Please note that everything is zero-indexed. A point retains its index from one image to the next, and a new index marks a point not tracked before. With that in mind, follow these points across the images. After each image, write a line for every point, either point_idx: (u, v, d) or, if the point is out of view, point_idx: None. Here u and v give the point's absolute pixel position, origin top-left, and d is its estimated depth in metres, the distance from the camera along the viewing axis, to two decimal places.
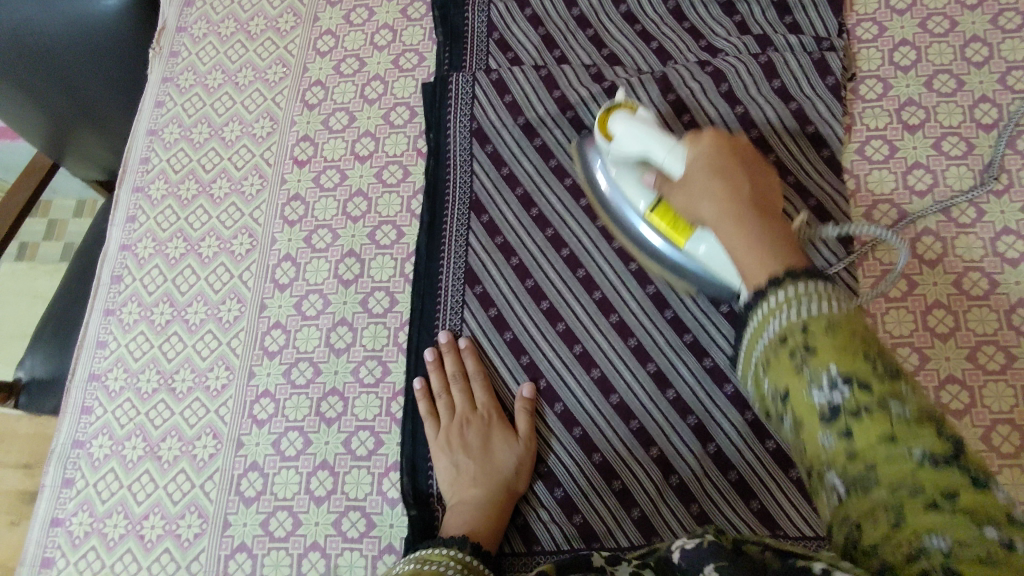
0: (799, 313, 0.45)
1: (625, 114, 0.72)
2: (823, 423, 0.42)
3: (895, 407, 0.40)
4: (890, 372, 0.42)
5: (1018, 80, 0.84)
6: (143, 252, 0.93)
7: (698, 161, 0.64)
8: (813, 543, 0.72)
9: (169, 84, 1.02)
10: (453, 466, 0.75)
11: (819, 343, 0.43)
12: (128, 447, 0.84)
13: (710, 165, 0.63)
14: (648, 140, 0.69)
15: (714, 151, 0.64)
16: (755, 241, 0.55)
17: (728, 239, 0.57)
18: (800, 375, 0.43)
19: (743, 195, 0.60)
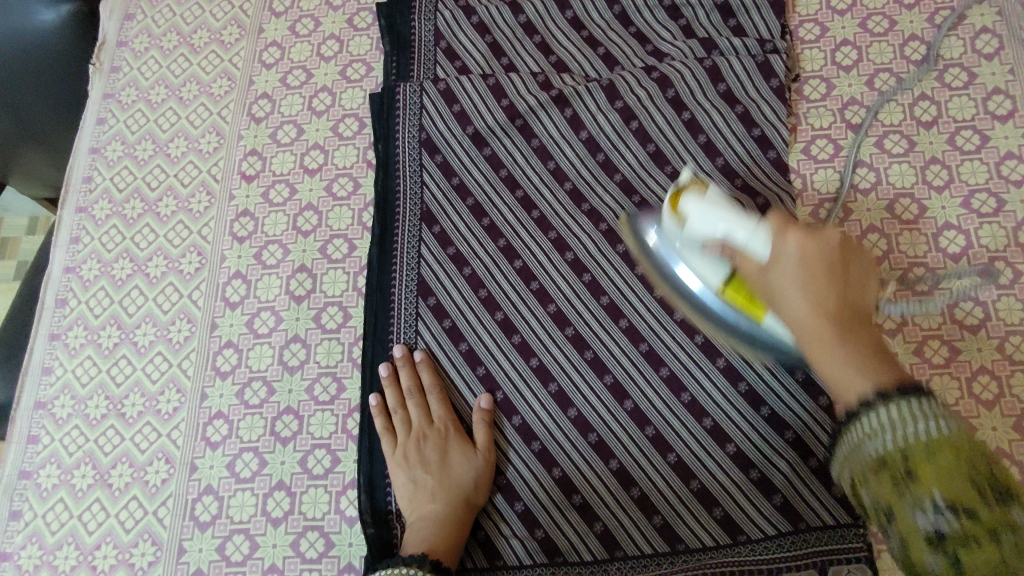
0: (897, 443, 0.47)
1: (695, 194, 0.67)
2: (931, 544, 0.44)
3: (1006, 534, 0.43)
4: (1000, 499, 0.44)
5: (955, 77, 0.85)
6: (89, 274, 0.91)
7: (787, 256, 0.58)
8: (775, 542, 0.71)
9: (111, 100, 1.00)
10: (411, 482, 0.75)
11: (919, 469, 0.45)
12: (77, 476, 0.82)
13: (798, 269, 0.57)
14: (725, 220, 0.63)
15: (808, 251, 0.57)
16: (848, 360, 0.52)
17: (820, 349, 0.54)
18: (901, 495, 0.46)
19: (838, 301, 0.55)
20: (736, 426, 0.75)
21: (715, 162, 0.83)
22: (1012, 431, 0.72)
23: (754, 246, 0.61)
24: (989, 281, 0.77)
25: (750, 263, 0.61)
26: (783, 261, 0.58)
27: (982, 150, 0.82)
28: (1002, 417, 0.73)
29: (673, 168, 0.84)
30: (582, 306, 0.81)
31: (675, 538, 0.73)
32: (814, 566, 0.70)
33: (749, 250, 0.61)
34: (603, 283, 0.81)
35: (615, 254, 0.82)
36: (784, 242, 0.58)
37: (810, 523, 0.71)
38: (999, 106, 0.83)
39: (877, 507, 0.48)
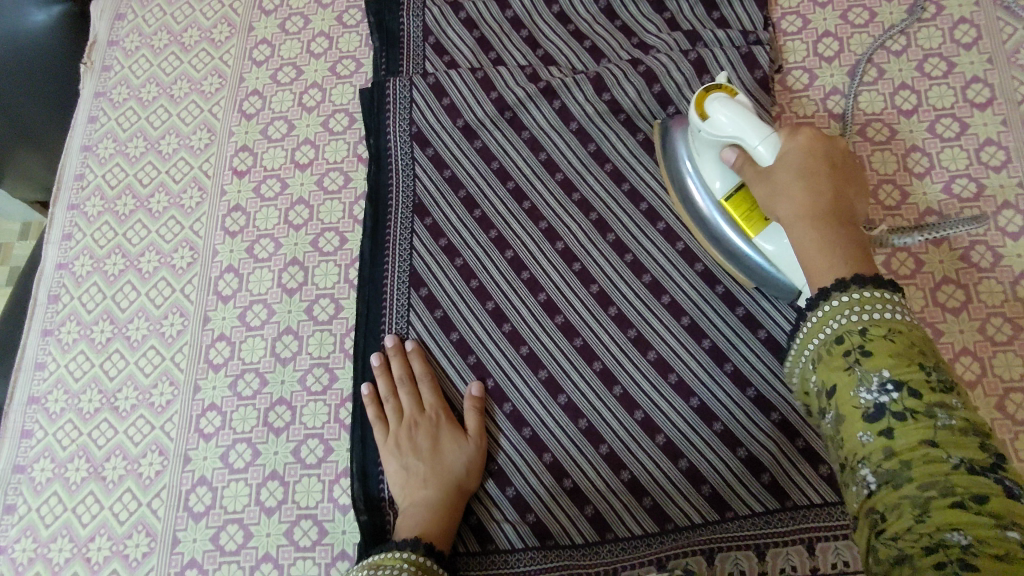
0: (859, 320, 0.56)
1: (722, 94, 0.70)
2: (868, 420, 0.52)
3: (940, 417, 0.50)
4: (941, 386, 0.52)
5: (935, 67, 0.87)
6: (81, 270, 0.91)
7: (790, 158, 0.64)
8: (762, 519, 0.72)
9: (102, 99, 1.01)
10: (403, 468, 0.75)
11: (874, 348, 0.54)
12: (71, 469, 0.82)
13: (794, 171, 0.64)
14: (743, 123, 0.67)
15: (811, 155, 0.64)
16: (819, 250, 0.61)
17: (800, 236, 0.62)
18: (850, 372, 0.55)
19: (827, 202, 0.62)
20: (724, 409, 0.76)
21: None
22: (994, 411, 0.73)
23: (762, 151, 0.66)
24: (971, 264, 0.79)
25: (754, 167, 0.67)
26: (785, 163, 0.64)
27: (962, 137, 0.84)
28: (984, 397, 0.74)
29: None
30: (572, 293, 0.82)
31: (664, 517, 0.74)
32: (800, 542, 0.71)
33: (756, 151, 0.66)
34: (593, 271, 0.82)
35: (604, 242, 0.83)
36: (790, 146, 0.65)
37: (797, 501, 0.72)
38: (978, 94, 0.85)
39: (823, 387, 0.57)
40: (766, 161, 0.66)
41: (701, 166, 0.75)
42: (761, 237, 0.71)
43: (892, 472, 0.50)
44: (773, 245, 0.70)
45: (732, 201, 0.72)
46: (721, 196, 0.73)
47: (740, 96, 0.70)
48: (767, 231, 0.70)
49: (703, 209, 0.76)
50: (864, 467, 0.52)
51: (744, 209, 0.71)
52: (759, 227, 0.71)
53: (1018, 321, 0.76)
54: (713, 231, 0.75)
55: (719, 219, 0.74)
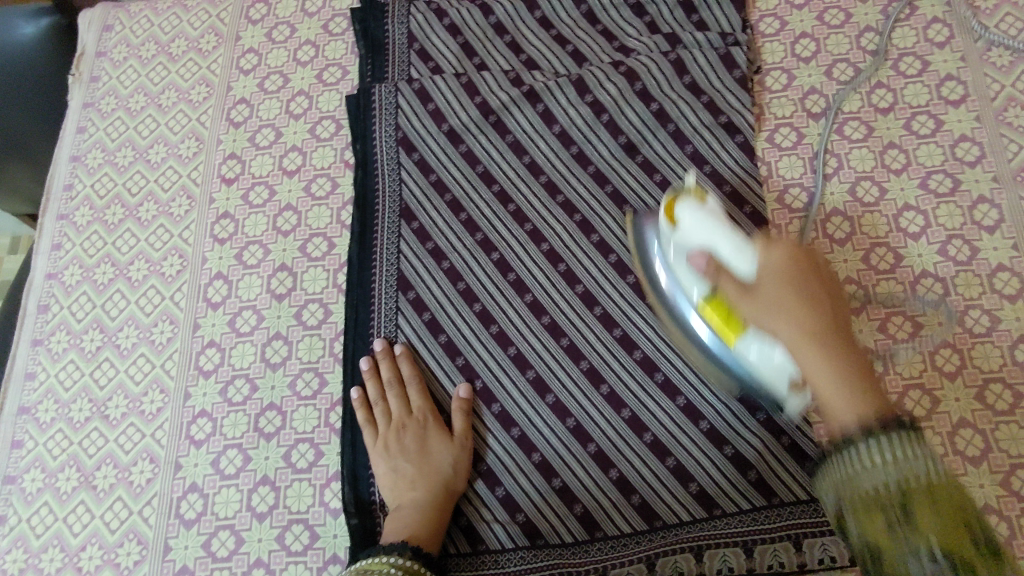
0: (893, 478, 0.48)
1: (691, 200, 0.67)
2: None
3: (980, 541, 0.45)
4: (993, 550, 0.45)
5: (909, 65, 0.89)
6: (71, 280, 0.92)
7: (772, 272, 0.60)
8: (750, 516, 0.73)
9: (90, 109, 1.01)
10: (392, 470, 0.76)
11: (914, 508, 0.47)
12: (61, 479, 0.82)
13: (778, 288, 0.59)
14: (714, 229, 0.64)
15: (794, 267, 0.60)
16: (829, 374, 0.55)
17: (810, 363, 0.56)
18: (897, 544, 0.46)
19: (825, 320, 0.57)
20: (709, 405, 0.77)
21: (684, 150, 0.86)
22: (974, 402, 0.75)
23: (735, 260, 0.62)
24: (948, 258, 0.80)
25: (731, 278, 0.62)
26: (769, 277, 0.59)
27: (937, 133, 0.85)
28: (964, 388, 0.75)
29: (643, 157, 0.86)
30: (558, 294, 0.83)
31: (652, 514, 0.75)
32: (788, 538, 0.71)
33: (729, 264, 0.62)
34: (578, 271, 0.83)
35: (589, 242, 0.84)
36: (769, 259, 0.60)
37: (784, 498, 0.73)
38: (952, 91, 0.87)
39: (863, 545, 0.48)
40: (745, 274, 0.61)
41: (676, 270, 0.70)
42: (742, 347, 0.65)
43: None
44: (758, 355, 0.64)
45: (710, 306, 0.67)
46: (699, 302, 0.68)
47: (710, 199, 0.68)
48: (747, 341, 0.64)
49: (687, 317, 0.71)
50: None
51: (722, 316, 0.66)
52: (741, 336, 0.65)
53: (995, 312, 0.77)
54: (699, 339, 0.71)
55: (701, 326, 0.70)
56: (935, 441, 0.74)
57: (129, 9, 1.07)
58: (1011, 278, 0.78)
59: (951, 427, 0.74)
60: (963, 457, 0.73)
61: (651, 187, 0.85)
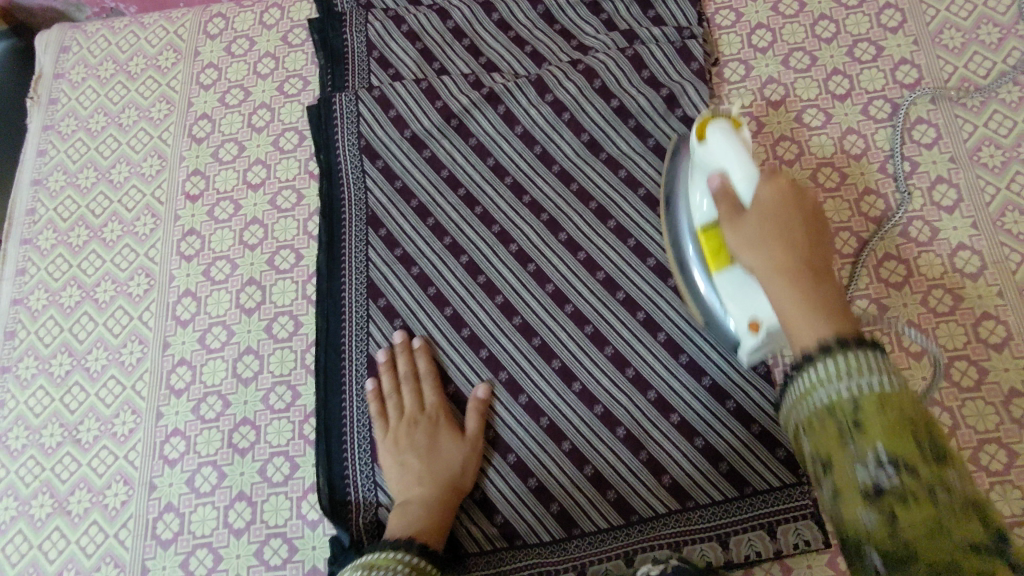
0: (846, 390, 0.46)
1: (725, 123, 0.67)
2: (867, 500, 0.42)
3: (942, 495, 0.41)
4: (938, 459, 0.43)
5: (864, 51, 0.90)
6: (37, 304, 0.91)
7: (762, 200, 0.60)
8: (725, 507, 0.74)
9: (50, 132, 1.00)
10: (399, 464, 0.76)
11: (866, 419, 0.44)
12: (35, 506, 0.81)
13: (759, 217, 0.60)
14: (736, 151, 0.64)
15: (781, 202, 0.60)
16: (793, 308, 0.54)
17: (776, 296, 0.56)
18: (843, 449, 0.44)
19: (800, 250, 0.57)
20: (679, 396, 0.77)
21: (646, 144, 0.86)
22: (941, 380, 0.76)
23: (740, 188, 0.62)
24: (909, 239, 0.81)
25: (729, 199, 0.63)
26: (758, 204, 0.60)
27: (894, 117, 0.86)
28: (930, 367, 0.76)
29: (606, 153, 0.87)
30: (528, 294, 0.83)
31: (628, 510, 0.75)
32: (761, 528, 0.72)
33: (738, 190, 0.63)
34: (547, 269, 0.84)
35: (557, 241, 0.85)
36: (764, 188, 0.61)
37: (757, 487, 0.74)
38: (906, 75, 0.88)
39: (817, 461, 0.46)
40: (742, 200, 0.62)
41: (688, 195, 0.72)
42: (724, 276, 0.67)
43: (898, 559, 0.41)
44: (732, 290, 0.66)
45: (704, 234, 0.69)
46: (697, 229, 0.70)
47: (743, 128, 0.67)
48: (730, 273, 0.66)
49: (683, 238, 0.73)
50: (870, 552, 0.42)
51: (713, 242, 0.68)
52: (724, 265, 0.67)
53: (958, 291, 0.78)
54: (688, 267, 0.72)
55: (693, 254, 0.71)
56: None
57: (86, 30, 1.06)
58: (971, 256, 0.79)
59: None
60: None
61: (616, 182, 0.86)
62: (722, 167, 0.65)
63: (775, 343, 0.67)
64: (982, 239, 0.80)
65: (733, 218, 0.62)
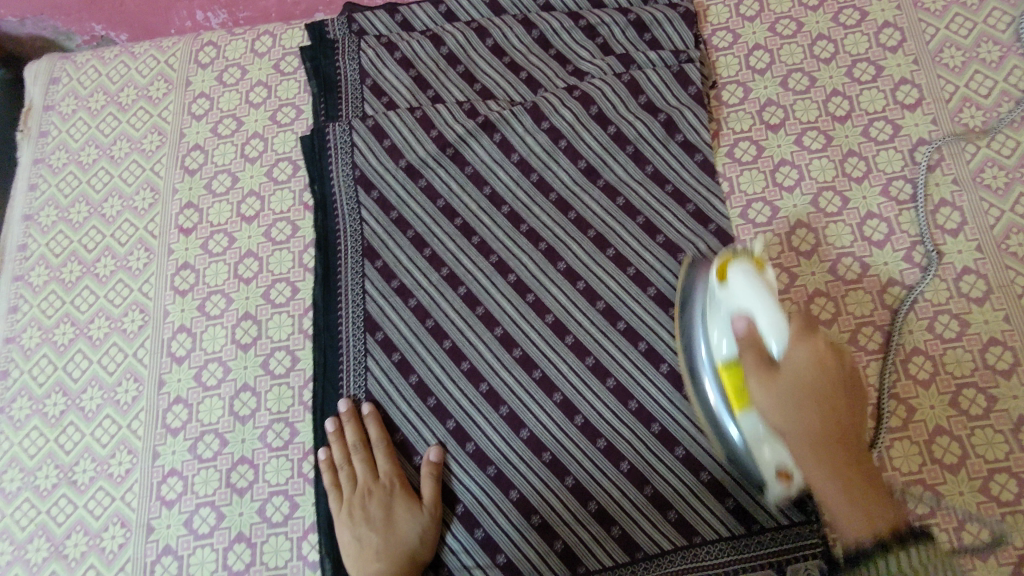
0: None
1: (748, 265, 0.66)
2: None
3: None
4: None
5: (864, 72, 0.89)
6: (30, 343, 0.90)
7: (798, 365, 0.58)
8: (732, 543, 0.73)
9: (41, 165, 0.99)
10: (356, 540, 0.74)
11: None
12: (31, 550, 0.80)
13: (795, 384, 0.58)
14: (767, 302, 0.63)
15: (818, 364, 0.58)
16: (842, 502, 0.55)
17: (813, 476, 0.57)
18: None
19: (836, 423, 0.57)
20: (682, 430, 0.76)
21: (644, 170, 0.85)
22: (949, 408, 0.74)
23: (771, 340, 0.61)
24: (913, 264, 0.80)
25: (760, 352, 0.61)
26: (795, 371, 0.58)
27: (895, 138, 0.85)
28: (938, 395, 0.75)
29: (604, 181, 0.86)
30: (527, 325, 0.82)
31: (633, 546, 0.74)
32: (770, 566, 0.71)
33: (767, 340, 0.61)
34: (546, 300, 0.82)
35: (555, 271, 0.83)
36: (800, 348, 0.59)
37: (764, 524, 0.73)
38: (907, 95, 0.87)
39: None
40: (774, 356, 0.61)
41: (706, 324, 0.71)
42: (745, 421, 0.66)
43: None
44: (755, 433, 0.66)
45: (727, 371, 0.67)
46: (718, 365, 0.68)
47: (768, 268, 0.67)
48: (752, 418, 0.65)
49: (701, 374, 0.71)
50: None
51: (736, 386, 0.66)
52: (746, 409, 0.66)
53: (964, 316, 0.77)
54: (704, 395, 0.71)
55: (711, 386, 0.70)
56: (912, 451, 0.73)
57: (76, 60, 1.05)
58: (977, 280, 0.78)
59: (928, 435, 0.74)
60: (942, 465, 0.73)
61: (615, 211, 0.85)
62: (747, 311, 0.64)
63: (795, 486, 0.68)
64: (986, 263, 0.79)
65: (767, 375, 0.59)
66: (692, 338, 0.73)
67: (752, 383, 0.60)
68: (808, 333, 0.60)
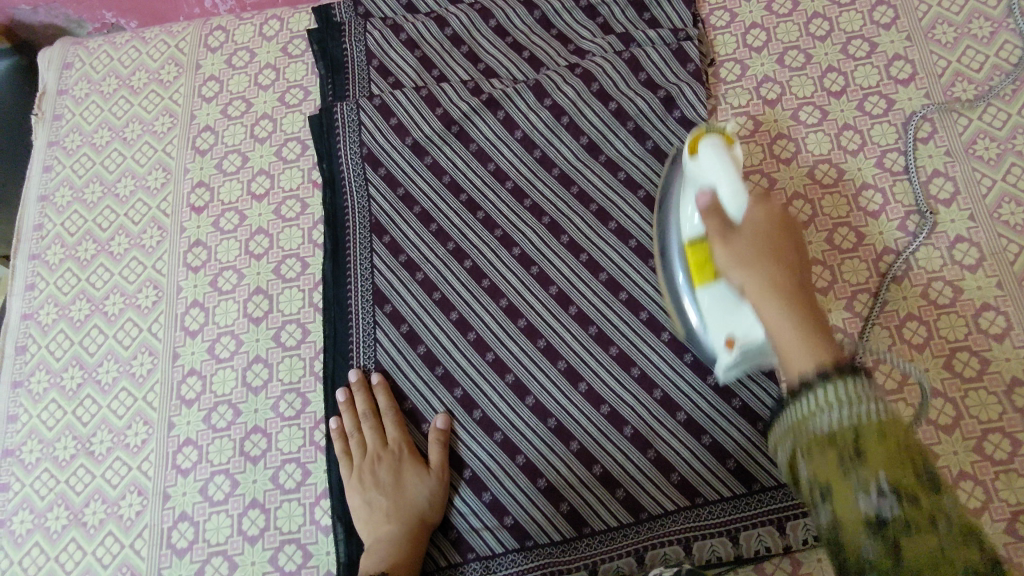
0: (849, 419, 0.43)
1: (717, 140, 0.68)
2: (876, 533, 0.40)
3: (943, 523, 0.39)
4: (934, 487, 0.41)
5: (858, 48, 0.91)
6: (47, 319, 0.92)
7: (755, 221, 0.60)
8: (734, 503, 0.75)
9: (56, 147, 1.01)
10: (366, 503, 0.76)
11: (865, 445, 0.42)
12: (51, 518, 0.82)
13: (751, 238, 0.58)
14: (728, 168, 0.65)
15: (768, 221, 0.60)
16: (794, 337, 0.51)
17: (768, 313, 0.54)
18: (843, 473, 0.42)
19: (786, 271, 0.56)
20: (684, 395, 0.78)
21: (645, 145, 0.87)
22: (943, 371, 0.76)
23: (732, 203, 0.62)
24: (907, 233, 0.82)
25: (721, 215, 0.61)
26: (749, 227, 0.59)
27: (889, 112, 0.87)
28: (932, 359, 0.77)
29: (606, 156, 0.88)
30: (532, 296, 0.84)
31: (638, 508, 0.76)
32: (771, 523, 0.73)
33: (727, 207, 0.62)
34: (550, 271, 0.84)
35: (559, 243, 0.85)
36: (755, 208, 0.60)
37: (764, 484, 0.75)
38: (900, 71, 0.89)
39: (814, 484, 0.43)
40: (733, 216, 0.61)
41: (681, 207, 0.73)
42: (704, 291, 0.68)
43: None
44: (711, 303, 0.67)
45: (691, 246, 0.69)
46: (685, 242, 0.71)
47: (737, 147, 0.69)
48: (712, 286, 0.67)
49: (672, 255, 0.74)
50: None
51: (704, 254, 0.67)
52: (706, 281, 0.68)
53: (957, 283, 0.79)
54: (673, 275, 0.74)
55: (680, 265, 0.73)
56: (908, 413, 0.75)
57: (88, 45, 1.07)
58: (970, 248, 0.80)
59: (923, 398, 0.76)
60: (937, 426, 0.75)
61: (617, 185, 0.86)
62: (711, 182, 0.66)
63: (750, 360, 0.69)
64: (979, 231, 0.81)
65: (723, 231, 0.60)
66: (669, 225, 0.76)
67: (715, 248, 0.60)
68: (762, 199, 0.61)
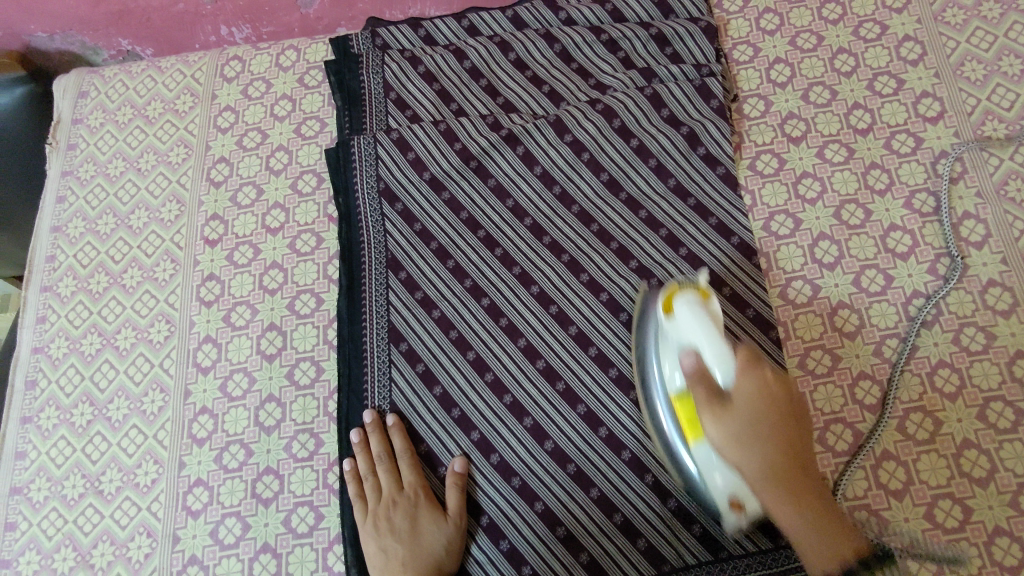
0: None
1: (693, 298, 0.66)
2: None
3: None
4: None
5: (885, 85, 0.89)
6: (58, 353, 0.91)
7: (751, 396, 0.60)
8: (759, 558, 0.72)
9: (70, 177, 1.01)
10: (381, 551, 0.74)
11: None
12: (58, 559, 0.81)
13: (753, 420, 0.59)
14: (711, 337, 0.63)
15: (765, 390, 0.60)
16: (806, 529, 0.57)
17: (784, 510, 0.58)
18: None
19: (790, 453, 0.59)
20: None
21: (667, 183, 0.86)
22: (976, 421, 0.74)
23: (720, 376, 0.61)
24: (937, 276, 0.80)
25: (710, 387, 0.61)
26: (748, 400, 0.59)
27: (917, 151, 0.86)
28: (965, 408, 0.75)
29: (626, 193, 0.86)
30: (551, 337, 0.82)
31: (659, 559, 0.74)
32: None
33: (716, 374, 0.61)
34: (570, 312, 0.83)
35: (579, 283, 0.84)
36: (748, 382, 0.60)
37: None
38: (928, 108, 0.87)
39: None
40: (723, 385, 0.61)
41: (659, 355, 0.70)
42: (698, 453, 0.66)
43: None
44: (709, 466, 0.66)
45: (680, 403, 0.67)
46: (671, 397, 0.68)
47: (714, 300, 0.67)
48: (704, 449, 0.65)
49: (655, 402, 0.71)
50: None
51: (689, 417, 0.66)
52: (699, 441, 0.66)
53: (990, 329, 0.77)
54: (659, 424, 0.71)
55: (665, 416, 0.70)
56: (940, 465, 0.73)
57: (103, 74, 1.07)
58: (1003, 292, 0.78)
59: (956, 449, 0.73)
60: (970, 479, 0.72)
61: (638, 223, 0.85)
62: (696, 348, 0.63)
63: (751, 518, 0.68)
64: (1013, 275, 0.79)
65: (721, 411, 0.59)
66: (646, 368, 0.72)
67: (704, 417, 0.60)
68: (753, 365, 0.61)
